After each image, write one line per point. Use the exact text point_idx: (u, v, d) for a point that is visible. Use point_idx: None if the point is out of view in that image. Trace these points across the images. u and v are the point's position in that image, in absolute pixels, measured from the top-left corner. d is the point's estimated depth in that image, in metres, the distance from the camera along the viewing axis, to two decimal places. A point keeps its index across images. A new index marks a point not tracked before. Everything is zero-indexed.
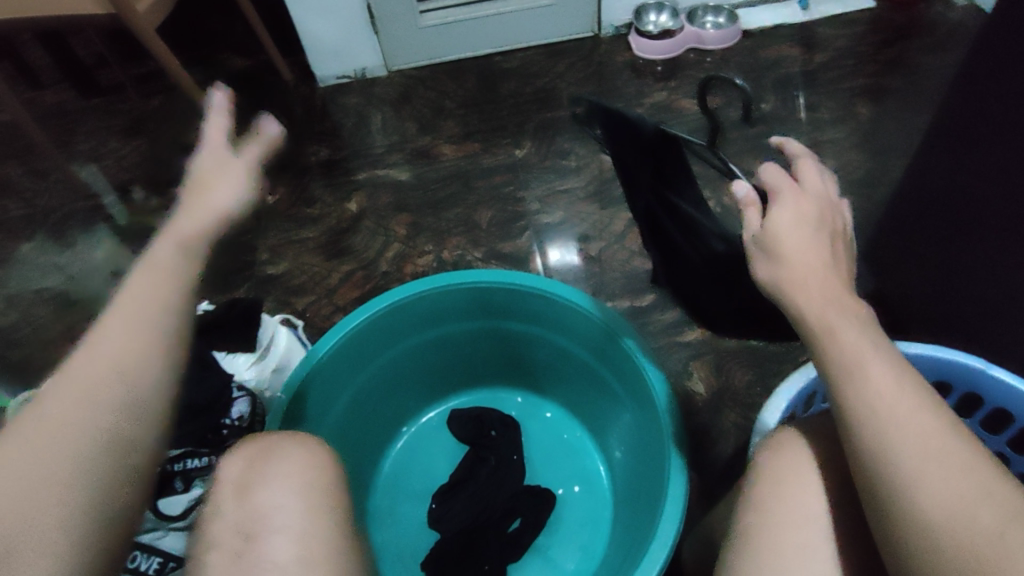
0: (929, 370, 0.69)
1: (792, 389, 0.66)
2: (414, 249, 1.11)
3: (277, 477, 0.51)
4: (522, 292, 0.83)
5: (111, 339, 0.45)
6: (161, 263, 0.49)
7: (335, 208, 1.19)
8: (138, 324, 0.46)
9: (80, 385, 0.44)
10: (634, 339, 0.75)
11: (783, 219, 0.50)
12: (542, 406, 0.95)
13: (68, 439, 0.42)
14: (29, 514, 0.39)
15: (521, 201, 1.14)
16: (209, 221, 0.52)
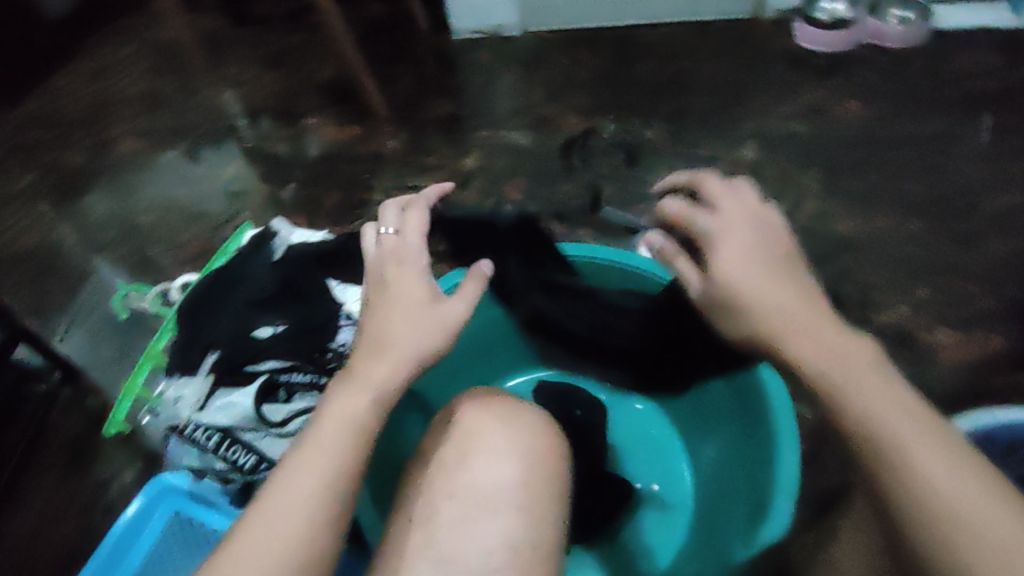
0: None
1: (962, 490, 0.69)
2: (524, 215, 1.09)
3: (504, 450, 0.51)
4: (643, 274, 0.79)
5: (313, 456, 0.47)
6: (361, 389, 0.52)
7: (452, 163, 1.18)
8: (327, 445, 0.48)
9: (337, 429, 0.49)
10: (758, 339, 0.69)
11: (720, 263, 0.55)
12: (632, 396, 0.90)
13: (355, 421, 0.50)
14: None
15: (643, 183, 1.08)
16: (400, 368, 0.54)
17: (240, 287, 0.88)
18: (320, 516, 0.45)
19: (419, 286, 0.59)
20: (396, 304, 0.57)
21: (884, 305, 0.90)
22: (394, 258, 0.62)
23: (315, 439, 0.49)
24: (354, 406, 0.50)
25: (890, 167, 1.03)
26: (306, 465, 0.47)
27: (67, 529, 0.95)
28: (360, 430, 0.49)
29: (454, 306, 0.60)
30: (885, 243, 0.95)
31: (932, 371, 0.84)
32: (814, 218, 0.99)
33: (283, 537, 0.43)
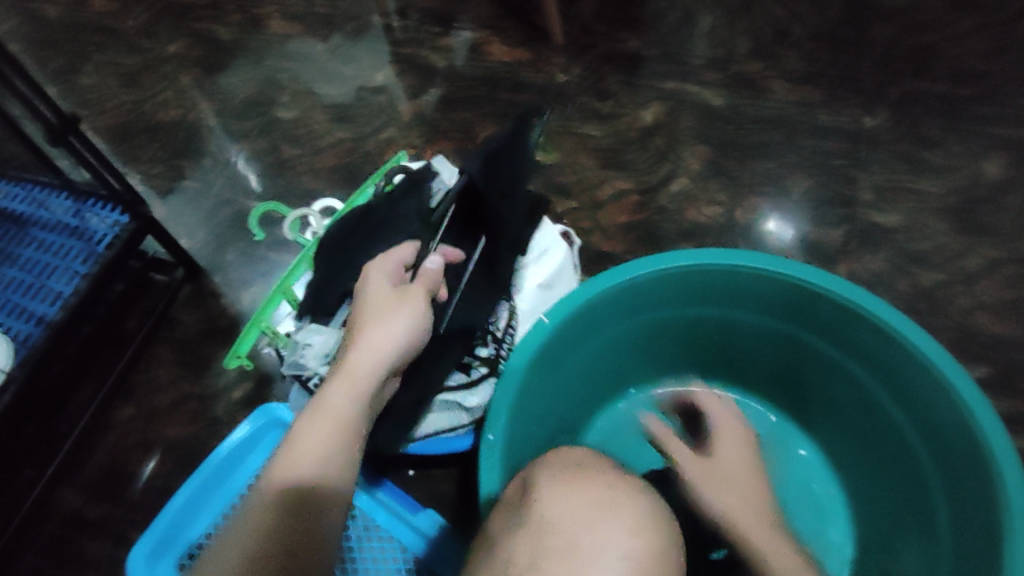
0: None
1: None
2: (703, 193, 0.96)
3: (586, 557, 0.43)
4: (855, 317, 0.67)
5: (338, 390, 0.55)
6: (356, 364, 0.56)
7: (628, 113, 1.04)
8: (353, 387, 0.55)
9: (358, 377, 0.56)
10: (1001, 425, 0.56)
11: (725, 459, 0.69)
12: (795, 439, 0.79)
13: (337, 410, 0.53)
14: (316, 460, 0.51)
15: (853, 183, 0.92)
16: (389, 347, 0.58)
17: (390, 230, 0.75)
18: (352, 419, 0.54)
19: (381, 289, 0.63)
20: (367, 307, 0.61)
21: None
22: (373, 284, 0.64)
23: (304, 423, 0.53)
24: (339, 396, 0.54)
25: None
26: (302, 446, 0.51)
27: (172, 432, 0.94)
28: (347, 424, 0.53)
29: (418, 296, 0.62)
30: None
31: None
32: None
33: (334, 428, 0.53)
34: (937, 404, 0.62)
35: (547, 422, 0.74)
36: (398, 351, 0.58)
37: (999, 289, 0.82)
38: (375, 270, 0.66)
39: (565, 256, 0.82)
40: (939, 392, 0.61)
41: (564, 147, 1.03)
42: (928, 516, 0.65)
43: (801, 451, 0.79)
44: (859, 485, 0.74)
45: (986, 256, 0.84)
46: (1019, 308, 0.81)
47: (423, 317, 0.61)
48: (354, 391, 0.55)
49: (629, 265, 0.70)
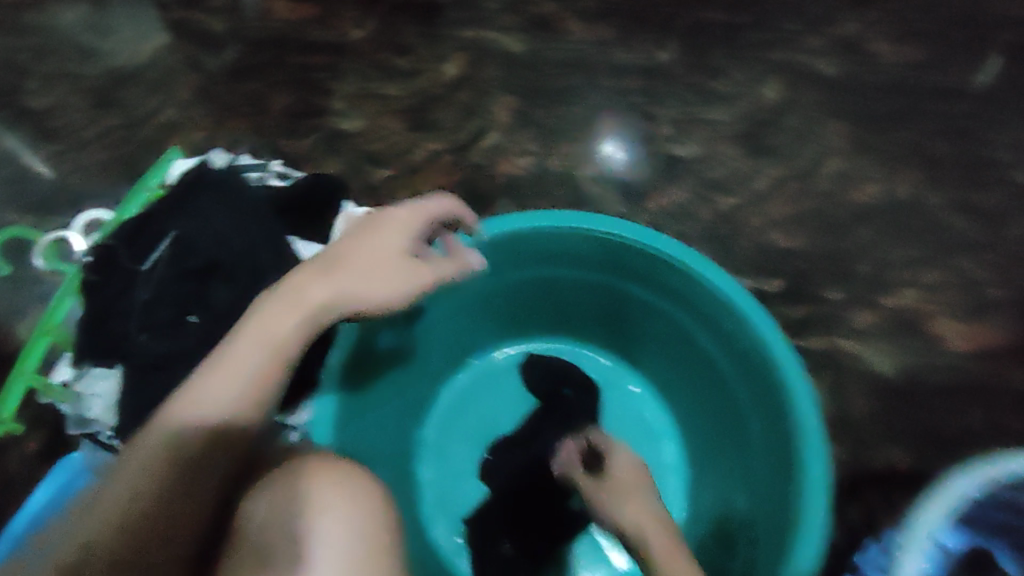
0: None
1: (969, 484, 0.59)
2: (514, 143, 0.95)
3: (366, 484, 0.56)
4: (661, 261, 0.70)
5: (259, 314, 0.54)
6: (303, 298, 0.56)
7: (430, 68, 1.00)
8: (279, 323, 0.54)
9: (297, 300, 0.55)
10: (782, 341, 0.63)
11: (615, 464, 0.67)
12: (628, 376, 0.83)
13: (290, 295, 0.55)
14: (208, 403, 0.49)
15: (652, 118, 0.95)
16: (351, 301, 0.58)
17: (166, 245, 0.67)
18: (264, 359, 0.52)
19: (390, 223, 0.63)
20: (366, 249, 0.61)
21: (898, 287, 0.83)
22: (370, 228, 0.63)
23: (215, 363, 0.51)
24: (282, 323, 0.54)
25: (921, 123, 0.91)
26: (221, 383, 0.50)
27: None
28: (297, 308, 0.55)
29: (427, 271, 0.62)
30: (908, 216, 0.86)
31: (942, 362, 0.80)
32: (838, 176, 0.89)
33: (249, 348, 0.52)
34: (735, 333, 0.67)
35: (382, 419, 0.72)
36: (354, 303, 0.58)
37: (786, 203, 0.89)
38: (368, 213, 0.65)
39: None
40: (735, 321, 0.67)
41: (369, 113, 0.98)
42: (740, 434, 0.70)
43: (633, 388, 0.82)
44: (685, 410, 0.79)
45: (773, 175, 0.90)
46: (804, 218, 0.88)
47: (407, 288, 0.61)
48: (295, 320, 0.54)
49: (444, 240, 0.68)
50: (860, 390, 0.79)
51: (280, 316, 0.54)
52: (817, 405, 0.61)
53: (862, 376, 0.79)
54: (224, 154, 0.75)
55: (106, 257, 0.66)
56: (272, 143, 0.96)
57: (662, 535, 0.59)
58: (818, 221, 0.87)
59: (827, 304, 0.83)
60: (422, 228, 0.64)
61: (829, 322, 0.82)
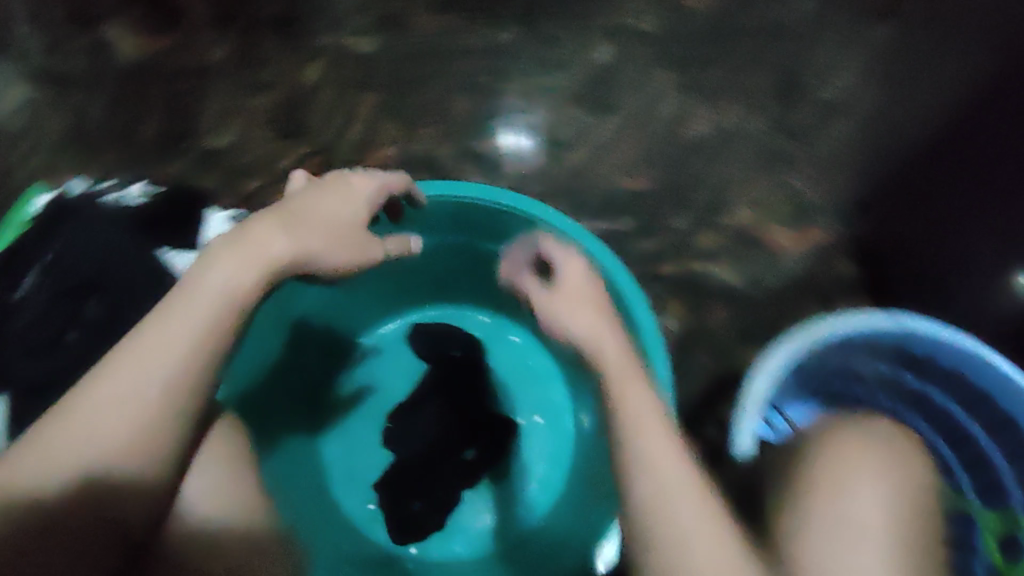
0: (898, 344, 0.70)
1: (788, 353, 0.66)
2: (378, 137, 1.01)
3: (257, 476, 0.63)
4: (506, 212, 0.75)
5: (218, 269, 0.57)
6: (259, 245, 0.59)
7: (289, 77, 1.03)
8: (242, 268, 0.57)
9: (252, 252, 0.58)
10: (616, 264, 0.70)
11: (572, 275, 0.63)
12: (509, 327, 0.89)
13: (259, 258, 0.58)
14: (149, 366, 0.51)
15: (500, 94, 1.04)
16: (301, 257, 0.61)
17: (36, 273, 0.70)
18: (212, 314, 0.55)
19: (337, 183, 0.66)
20: (313, 206, 0.63)
21: (734, 207, 0.94)
22: (331, 185, 0.66)
23: (157, 327, 0.53)
24: (237, 276, 0.57)
25: (737, 61, 1.01)
26: (153, 356, 0.52)
27: None
28: (260, 264, 0.58)
29: (377, 249, 0.67)
30: (732, 143, 0.98)
31: (778, 266, 0.90)
32: (670, 119, 1.00)
33: (201, 305, 0.55)
34: None
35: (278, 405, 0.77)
36: (304, 261, 0.61)
37: (629, 149, 0.99)
38: (337, 172, 0.69)
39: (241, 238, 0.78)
40: None
41: (236, 127, 1.01)
42: None
43: (515, 337, 0.88)
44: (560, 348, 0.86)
45: (614, 125, 1.01)
46: (646, 160, 0.98)
47: (357, 257, 0.65)
48: (251, 271, 0.57)
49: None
50: (712, 303, 0.89)
51: (242, 275, 0.57)
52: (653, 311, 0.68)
53: (713, 290, 0.89)
54: (83, 183, 0.79)
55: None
56: (145, 172, 1.00)
57: (615, 340, 0.58)
58: (658, 160, 0.98)
59: (675, 233, 0.92)
60: (379, 196, 0.68)
61: (679, 249, 0.91)
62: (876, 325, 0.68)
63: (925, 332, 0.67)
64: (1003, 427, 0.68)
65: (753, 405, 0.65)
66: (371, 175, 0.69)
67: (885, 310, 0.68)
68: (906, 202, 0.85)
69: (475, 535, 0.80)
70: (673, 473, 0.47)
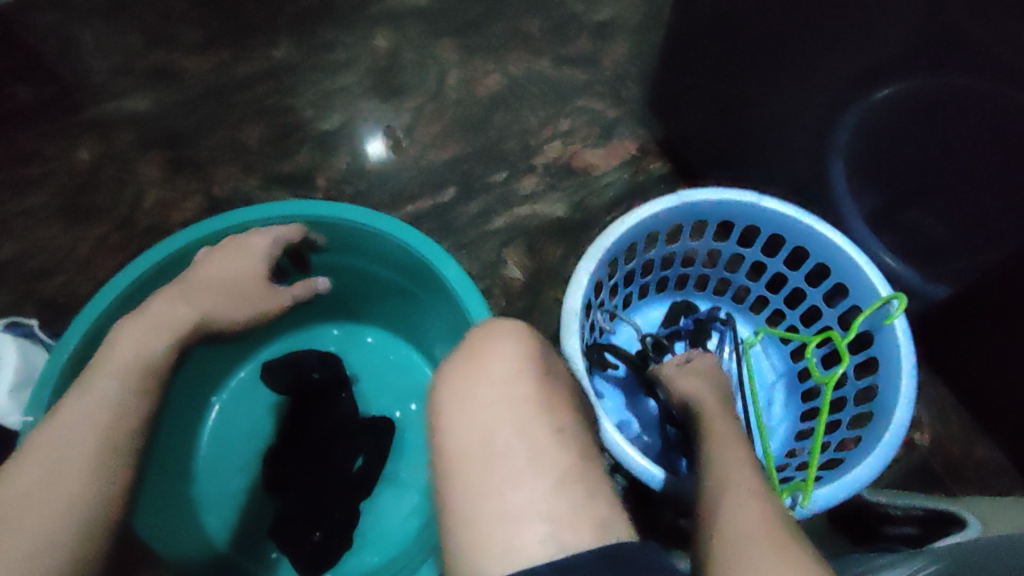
0: (713, 212, 0.74)
1: (593, 263, 0.70)
2: (178, 192, 0.95)
3: None
4: (309, 222, 0.75)
5: (125, 337, 0.59)
6: (160, 316, 0.61)
7: (61, 161, 0.95)
8: (148, 336, 0.59)
9: (156, 324, 0.60)
10: (425, 239, 0.71)
11: (700, 362, 0.68)
12: (361, 331, 0.89)
13: (168, 322, 0.61)
14: (87, 425, 0.52)
15: (293, 109, 0.99)
16: (206, 318, 0.64)
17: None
18: (130, 375, 0.56)
19: (236, 246, 0.68)
20: (213, 275, 0.66)
21: (542, 145, 0.95)
22: (230, 251, 0.68)
23: (77, 404, 0.53)
24: (147, 345, 0.59)
25: (508, 12, 1.02)
26: (76, 424, 0.52)
27: None
28: (167, 333, 0.60)
29: (283, 296, 0.71)
30: (526, 90, 0.98)
31: (599, 188, 0.93)
32: (462, 84, 0.99)
33: (118, 366, 0.56)
34: (395, 253, 0.76)
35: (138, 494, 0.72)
36: (211, 323, 0.64)
37: (432, 126, 0.97)
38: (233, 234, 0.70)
39: (19, 344, 0.73)
40: (387, 241, 0.74)
41: (19, 233, 0.93)
42: (444, 331, 0.79)
43: (368, 338, 0.88)
44: (414, 334, 0.86)
45: (412, 107, 0.98)
46: (451, 131, 0.96)
47: (264, 307, 0.69)
48: (157, 341, 0.59)
49: (86, 309, 0.68)
50: (548, 241, 0.90)
51: (151, 342, 0.59)
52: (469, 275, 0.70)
53: (544, 229, 0.90)
54: None
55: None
56: None
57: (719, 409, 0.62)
58: (462, 127, 0.96)
59: (496, 188, 0.93)
60: (276, 250, 0.70)
61: (504, 202, 0.92)
62: (697, 200, 0.72)
63: (707, 202, 0.72)
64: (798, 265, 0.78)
65: (573, 316, 0.68)
66: (265, 230, 0.70)
67: (669, 194, 0.72)
68: (688, 95, 0.88)
69: (386, 537, 0.80)
70: (733, 502, 0.48)
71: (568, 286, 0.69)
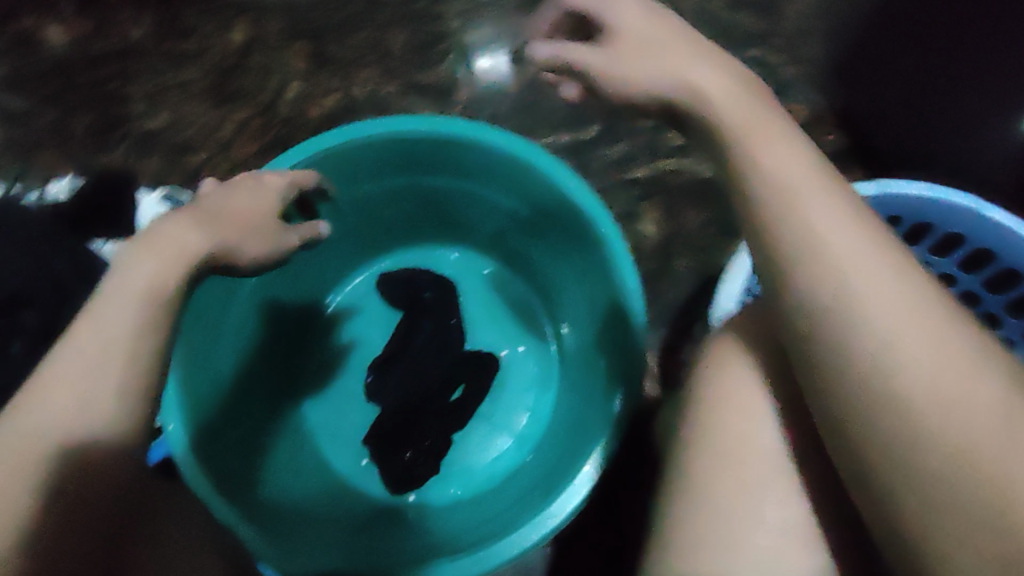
0: (914, 211, 0.66)
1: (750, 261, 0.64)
2: (318, 87, 0.94)
3: None
4: (455, 143, 0.71)
5: (136, 268, 0.49)
6: (168, 239, 0.51)
7: (215, 41, 0.95)
8: (164, 259, 0.49)
9: (167, 246, 0.50)
10: (580, 182, 0.66)
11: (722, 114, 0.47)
12: (479, 261, 0.87)
13: (176, 254, 0.50)
14: (95, 371, 0.45)
15: (442, 17, 0.94)
16: (197, 255, 0.51)
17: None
18: (144, 307, 0.47)
19: (239, 182, 0.59)
20: (225, 205, 0.56)
21: None
22: (238, 185, 0.58)
23: (88, 324, 0.47)
24: (156, 274, 0.49)
25: None
26: (77, 369, 0.45)
27: None
28: (178, 264, 0.50)
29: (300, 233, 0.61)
30: (693, 30, 0.89)
31: None
32: None
33: (134, 293, 0.48)
34: (540, 188, 0.71)
35: (252, 388, 0.75)
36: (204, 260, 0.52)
37: None
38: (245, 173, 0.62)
39: None
40: (537, 177, 0.70)
41: (169, 105, 0.95)
42: (573, 277, 0.75)
43: (486, 270, 0.86)
44: (534, 276, 0.83)
45: None
46: None
47: (285, 241, 0.59)
48: (171, 271, 0.49)
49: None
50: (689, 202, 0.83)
51: (166, 275, 0.49)
52: (622, 235, 0.65)
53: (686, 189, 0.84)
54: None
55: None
56: (83, 163, 0.94)
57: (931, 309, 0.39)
58: None
59: (643, 134, 0.86)
60: (292, 190, 0.61)
61: (651, 150, 0.85)
62: (908, 192, 0.64)
63: (913, 195, 0.64)
64: (995, 293, 0.70)
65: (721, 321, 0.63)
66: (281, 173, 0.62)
67: (867, 179, 0.65)
68: None
69: (475, 472, 0.80)
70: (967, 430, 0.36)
71: (728, 268, 0.65)
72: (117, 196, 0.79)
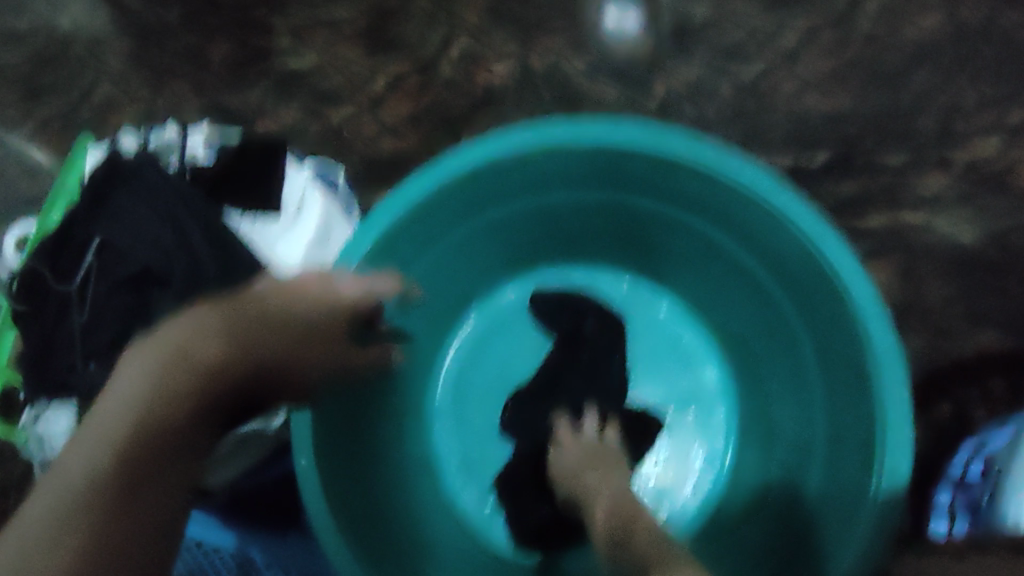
0: None
1: None
2: (489, 48, 0.79)
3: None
4: (675, 164, 0.57)
5: (176, 331, 0.43)
6: (224, 312, 0.45)
7: None
8: (207, 327, 0.43)
9: (215, 316, 0.44)
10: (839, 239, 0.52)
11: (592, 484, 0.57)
12: (654, 301, 0.73)
13: (221, 328, 0.44)
14: (156, 409, 0.38)
15: None
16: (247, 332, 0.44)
17: (94, 253, 0.62)
18: (197, 361, 0.41)
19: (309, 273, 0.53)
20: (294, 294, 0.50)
21: (971, 135, 0.70)
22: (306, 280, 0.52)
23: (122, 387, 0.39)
24: (203, 335, 0.42)
25: None
26: (111, 421, 0.37)
27: None
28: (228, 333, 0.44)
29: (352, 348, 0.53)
30: (970, 46, 0.71)
31: None
32: (879, 15, 0.73)
33: (171, 354, 0.41)
34: (776, 237, 0.56)
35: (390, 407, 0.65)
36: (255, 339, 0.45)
37: (823, 58, 0.73)
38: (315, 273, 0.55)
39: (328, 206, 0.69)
40: (776, 224, 0.55)
41: (318, 45, 0.83)
42: (790, 353, 0.60)
43: (662, 312, 0.72)
44: (724, 333, 0.69)
45: (803, 24, 0.74)
46: (845, 76, 0.72)
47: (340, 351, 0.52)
48: (208, 338, 0.42)
49: (409, 182, 0.57)
50: (931, 267, 0.67)
51: (211, 341, 0.42)
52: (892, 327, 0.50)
53: (930, 250, 0.68)
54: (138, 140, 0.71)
55: (32, 279, 0.63)
56: (217, 102, 0.83)
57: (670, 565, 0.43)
58: (862, 74, 0.72)
59: (885, 173, 0.70)
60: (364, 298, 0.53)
61: (890, 194, 0.69)
62: None
63: None
64: None
65: None
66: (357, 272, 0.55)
67: None
68: None
69: None
70: None
71: None
72: (269, 170, 0.69)
